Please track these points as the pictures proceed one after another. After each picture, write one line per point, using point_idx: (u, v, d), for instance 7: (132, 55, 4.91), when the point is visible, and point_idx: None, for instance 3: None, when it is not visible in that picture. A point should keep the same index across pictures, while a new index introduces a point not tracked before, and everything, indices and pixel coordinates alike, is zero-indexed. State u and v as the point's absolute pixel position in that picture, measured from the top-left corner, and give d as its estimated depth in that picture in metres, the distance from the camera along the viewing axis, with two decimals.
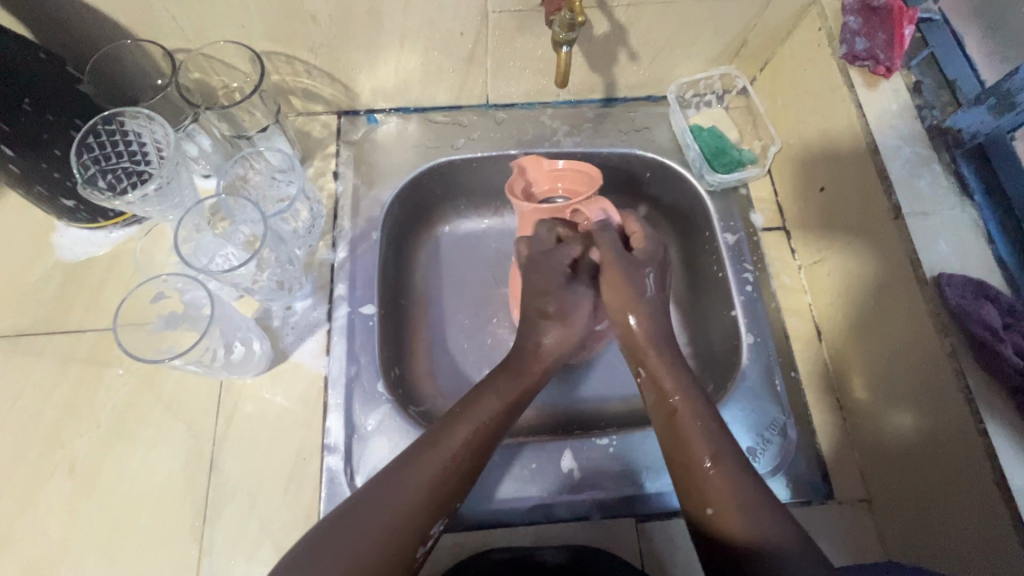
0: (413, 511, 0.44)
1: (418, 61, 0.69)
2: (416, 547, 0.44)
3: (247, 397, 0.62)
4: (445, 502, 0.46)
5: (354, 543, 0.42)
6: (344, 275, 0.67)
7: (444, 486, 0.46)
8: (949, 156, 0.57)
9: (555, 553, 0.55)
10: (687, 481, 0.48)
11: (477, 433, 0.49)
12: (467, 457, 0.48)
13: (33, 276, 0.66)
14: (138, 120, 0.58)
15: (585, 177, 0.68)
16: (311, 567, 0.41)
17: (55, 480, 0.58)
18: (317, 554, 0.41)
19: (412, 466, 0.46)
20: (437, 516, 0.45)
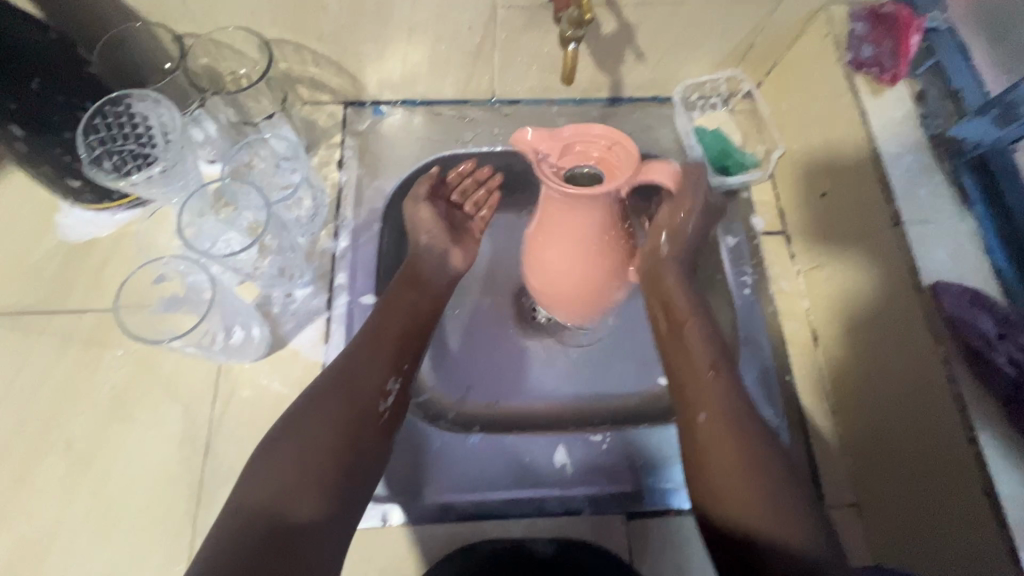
0: (364, 379, 0.52)
1: (425, 54, 0.69)
2: (377, 402, 0.52)
3: (245, 382, 0.63)
4: (390, 366, 0.54)
5: (320, 419, 0.49)
6: (344, 264, 0.68)
7: (383, 354, 0.54)
8: (950, 165, 0.57)
9: (546, 545, 0.57)
10: (698, 476, 0.50)
11: (412, 313, 0.58)
12: (394, 328, 0.57)
13: (37, 255, 0.66)
14: (145, 102, 0.58)
15: (619, 152, 0.48)
16: (292, 437, 0.48)
17: (53, 458, 0.59)
18: (293, 425, 0.49)
19: (361, 346, 0.55)
20: (390, 374, 0.54)
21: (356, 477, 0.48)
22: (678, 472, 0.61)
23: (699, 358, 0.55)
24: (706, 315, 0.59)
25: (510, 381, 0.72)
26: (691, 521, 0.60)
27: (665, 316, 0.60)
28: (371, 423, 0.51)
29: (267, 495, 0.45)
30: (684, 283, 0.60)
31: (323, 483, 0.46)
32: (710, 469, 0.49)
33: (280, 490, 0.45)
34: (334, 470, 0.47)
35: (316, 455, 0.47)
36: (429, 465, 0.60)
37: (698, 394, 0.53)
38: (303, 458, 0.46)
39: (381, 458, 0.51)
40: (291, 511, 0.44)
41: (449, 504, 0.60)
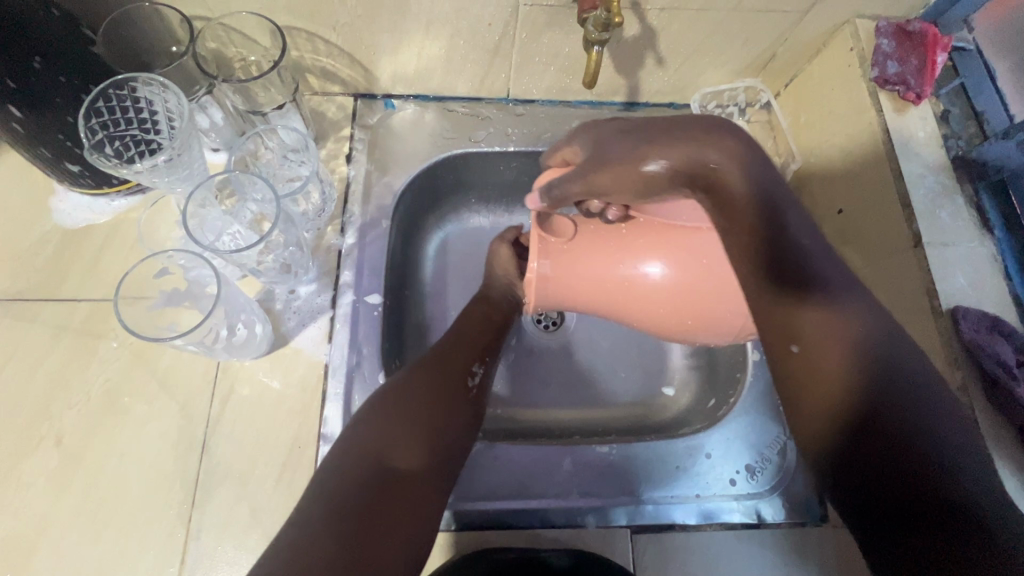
0: (455, 357, 0.55)
1: (442, 49, 0.67)
2: (466, 379, 0.55)
3: (244, 380, 0.61)
4: (476, 351, 0.57)
5: (420, 386, 0.52)
6: (350, 262, 0.66)
7: (467, 340, 0.58)
8: (972, 188, 0.57)
9: (562, 556, 0.55)
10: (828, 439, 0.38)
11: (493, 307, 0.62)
12: (477, 322, 0.60)
13: (29, 240, 0.64)
14: (150, 87, 0.54)
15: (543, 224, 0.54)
16: (392, 403, 0.50)
17: (40, 453, 0.56)
18: (392, 394, 0.51)
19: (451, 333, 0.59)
20: (478, 357, 0.57)
21: (449, 446, 0.50)
22: (683, 487, 0.61)
23: (828, 346, 0.38)
24: (796, 242, 0.39)
25: (515, 388, 0.72)
26: (696, 537, 0.59)
27: (744, 241, 0.39)
28: (460, 397, 0.53)
29: (370, 443, 0.47)
30: (748, 164, 0.38)
31: (421, 442, 0.49)
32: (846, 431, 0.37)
33: (380, 442, 0.47)
34: (433, 432, 0.50)
35: (417, 420, 0.50)
36: None
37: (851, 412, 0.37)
38: (396, 423, 0.49)
39: (467, 433, 0.53)
40: (393, 460, 0.47)
41: (452, 511, 0.58)
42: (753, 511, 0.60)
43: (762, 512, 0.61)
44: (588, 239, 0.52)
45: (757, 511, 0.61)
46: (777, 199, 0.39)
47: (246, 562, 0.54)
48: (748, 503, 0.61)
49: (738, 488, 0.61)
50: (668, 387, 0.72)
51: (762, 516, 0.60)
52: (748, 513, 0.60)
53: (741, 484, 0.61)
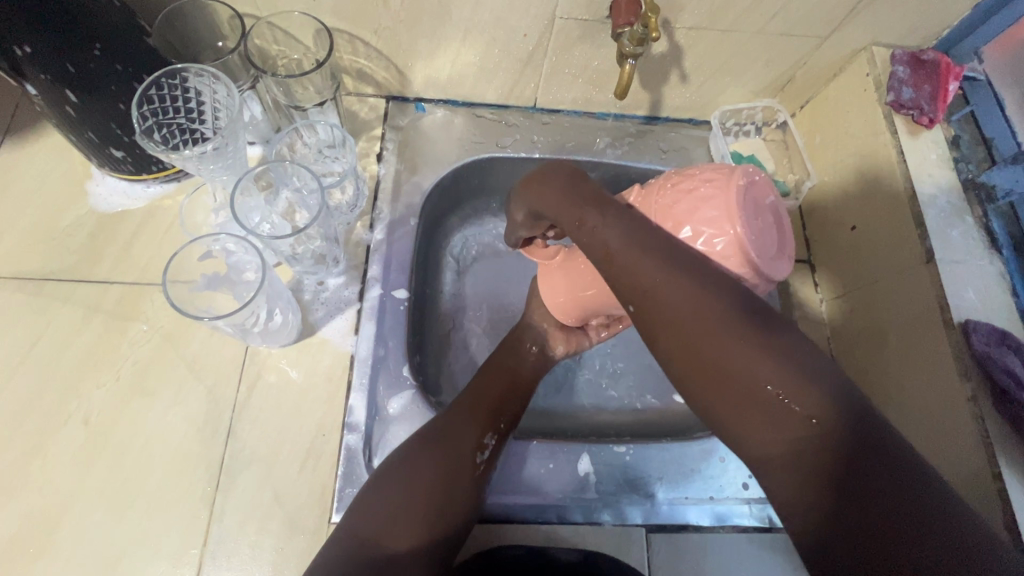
0: (459, 432, 0.55)
1: (476, 56, 0.70)
2: (474, 455, 0.55)
3: (270, 367, 0.62)
4: (486, 422, 0.57)
5: (420, 469, 0.52)
6: (379, 257, 0.68)
7: (482, 410, 0.57)
8: (981, 210, 0.60)
9: (569, 553, 0.57)
10: (726, 411, 0.38)
11: (506, 376, 0.61)
12: (494, 390, 0.59)
13: (65, 221, 0.65)
14: (202, 78, 0.56)
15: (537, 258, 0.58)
16: (392, 482, 0.52)
17: (67, 429, 0.57)
18: (391, 472, 0.53)
19: (466, 397, 0.59)
20: (489, 430, 0.56)
21: (449, 527, 0.51)
22: (696, 488, 0.62)
23: (681, 317, 0.39)
24: (628, 219, 0.42)
25: None
26: (710, 538, 0.60)
27: (581, 236, 0.44)
28: (467, 476, 0.53)
29: (372, 525, 0.49)
30: (559, 183, 0.46)
31: (422, 521, 0.50)
32: (724, 396, 0.38)
33: (382, 522, 0.49)
34: (433, 510, 0.51)
35: (417, 501, 0.51)
36: None
37: (735, 380, 0.37)
38: (399, 501, 0.50)
39: (471, 507, 0.53)
40: (386, 541, 0.48)
41: None
42: (764, 516, 0.62)
43: (773, 516, 0.62)
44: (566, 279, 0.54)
45: (769, 516, 0.62)
46: (592, 194, 0.45)
47: (268, 547, 0.55)
48: (760, 507, 0.62)
49: (750, 492, 0.62)
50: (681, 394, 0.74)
51: (773, 521, 0.62)
52: (760, 517, 0.62)
53: (754, 488, 0.63)
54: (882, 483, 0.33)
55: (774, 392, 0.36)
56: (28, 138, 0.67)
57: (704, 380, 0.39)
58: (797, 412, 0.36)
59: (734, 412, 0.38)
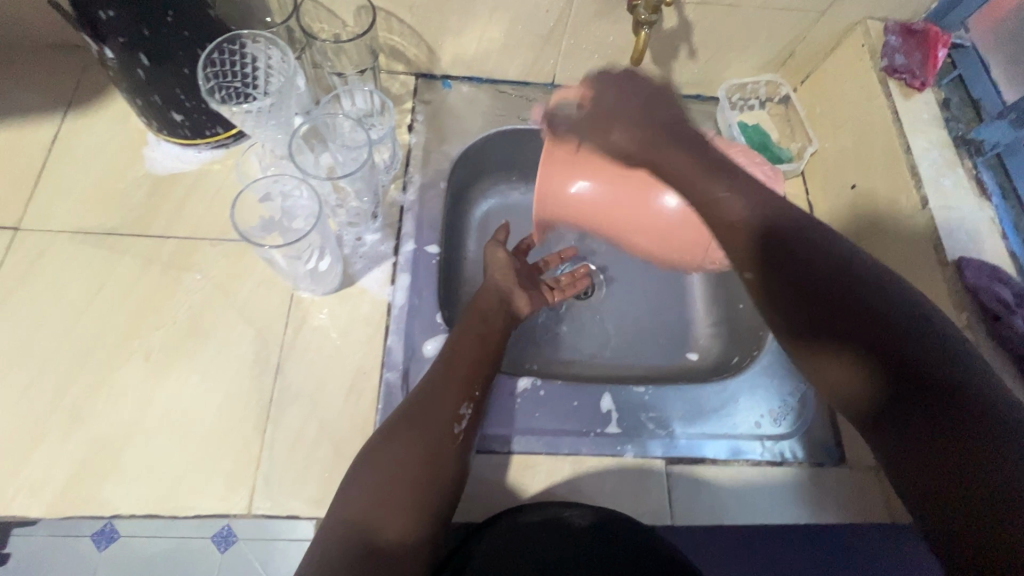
0: (436, 406, 0.56)
1: (501, 32, 0.75)
2: (453, 426, 0.56)
3: (313, 313, 0.66)
4: (461, 393, 0.58)
5: (400, 447, 0.53)
6: (412, 216, 0.73)
7: (457, 380, 0.59)
8: (972, 162, 0.65)
9: (581, 517, 0.56)
10: (817, 364, 0.45)
11: (478, 344, 0.63)
12: (466, 355, 0.61)
13: (124, 182, 0.71)
14: (258, 44, 0.62)
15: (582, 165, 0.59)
16: (373, 463, 0.52)
17: (130, 365, 0.62)
18: (373, 453, 0.53)
19: (439, 366, 0.61)
20: (464, 400, 0.58)
21: (438, 502, 0.52)
22: (711, 424, 0.67)
23: (767, 265, 0.47)
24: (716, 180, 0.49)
25: (554, 342, 0.80)
26: (726, 470, 0.64)
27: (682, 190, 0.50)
28: (448, 445, 0.55)
29: (362, 509, 0.50)
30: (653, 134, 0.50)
31: (410, 499, 0.51)
32: (816, 352, 0.45)
33: (371, 506, 0.50)
34: (417, 483, 0.52)
35: (401, 477, 0.52)
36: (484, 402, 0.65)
37: (821, 335, 0.44)
38: (385, 481, 0.51)
39: (459, 478, 0.54)
40: (381, 529, 0.49)
41: (503, 436, 0.63)
42: (778, 452, 0.66)
43: (785, 451, 0.66)
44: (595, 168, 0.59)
45: (782, 451, 0.66)
46: (674, 135, 0.50)
47: (315, 471, 0.59)
48: (774, 444, 0.66)
49: (763, 429, 0.67)
50: (693, 351, 0.81)
51: (786, 456, 0.66)
52: (774, 452, 0.66)
53: (766, 426, 0.67)
54: (945, 415, 0.37)
55: (840, 341, 0.43)
56: (91, 110, 0.74)
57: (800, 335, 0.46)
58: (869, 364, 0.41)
59: (819, 362, 0.45)
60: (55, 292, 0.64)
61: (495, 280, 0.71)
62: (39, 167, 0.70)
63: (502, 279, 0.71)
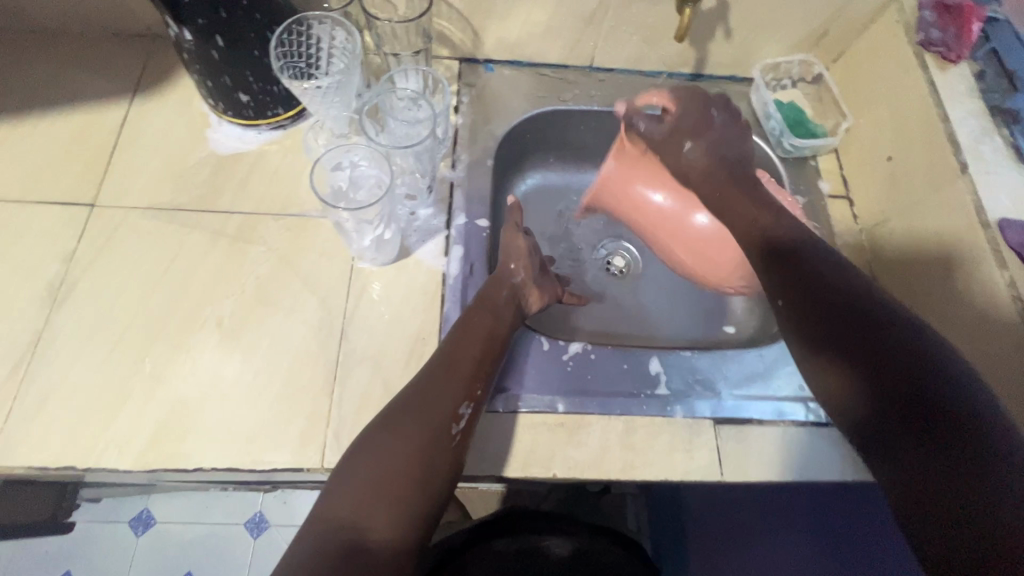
0: (435, 403, 0.55)
1: (544, 16, 0.79)
2: (450, 424, 0.54)
3: (373, 283, 0.70)
4: (463, 391, 0.57)
5: (397, 441, 0.52)
6: (461, 191, 0.76)
7: (459, 375, 0.58)
8: (1010, 129, 0.67)
9: (561, 547, 0.72)
10: (818, 380, 0.56)
11: (482, 339, 0.61)
12: (471, 350, 0.60)
13: (190, 162, 0.74)
14: (324, 25, 0.67)
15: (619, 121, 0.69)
16: (366, 455, 0.51)
17: (205, 330, 0.65)
18: (366, 445, 0.52)
19: (441, 356, 0.59)
20: (465, 399, 0.57)
21: (426, 504, 0.50)
22: (756, 387, 0.69)
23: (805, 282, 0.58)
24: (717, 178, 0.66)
25: (594, 316, 0.83)
26: (773, 430, 0.66)
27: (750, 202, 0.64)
28: (446, 443, 0.53)
29: (350, 508, 0.47)
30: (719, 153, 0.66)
31: (399, 498, 0.49)
32: (831, 378, 0.54)
33: (358, 506, 0.48)
34: (411, 482, 0.50)
35: (391, 471, 0.50)
36: (538, 365, 0.68)
37: (831, 369, 0.54)
38: (375, 476, 0.49)
39: (452, 480, 0.53)
40: (369, 530, 0.47)
41: (557, 396, 0.66)
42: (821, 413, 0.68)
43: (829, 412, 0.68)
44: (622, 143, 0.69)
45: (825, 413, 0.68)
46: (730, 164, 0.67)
47: None
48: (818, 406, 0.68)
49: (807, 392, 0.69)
50: (731, 324, 0.83)
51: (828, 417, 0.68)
52: (818, 414, 0.68)
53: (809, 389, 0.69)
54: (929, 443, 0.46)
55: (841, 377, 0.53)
56: (157, 95, 0.78)
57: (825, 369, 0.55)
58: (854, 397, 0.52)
59: (836, 388, 0.54)
60: (131, 263, 0.68)
61: (515, 267, 0.69)
62: (110, 147, 0.74)
63: (517, 264, 0.69)
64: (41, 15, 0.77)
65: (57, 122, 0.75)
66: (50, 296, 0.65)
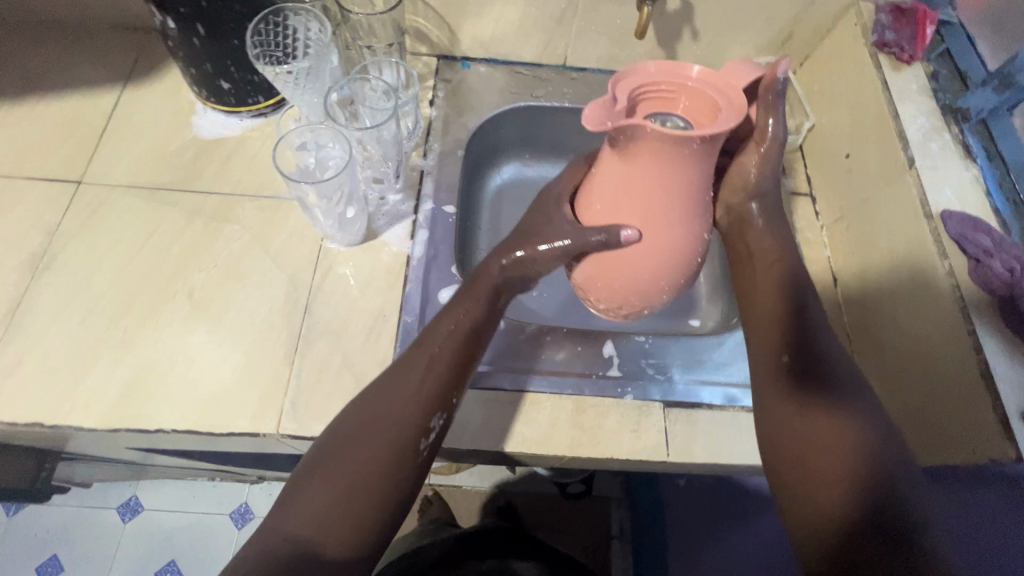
0: (405, 414, 0.52)
1: (516, 14, 0.82)
2: (419, 439, 0.52)
3: (339, 262, 0.73)
4: (437, 401, 0.54)
5: (367, 458, 0.50)
6: (431, 179, 0.79)
7: (432, 384, 0.54)
8: (959, 127, 0.69)
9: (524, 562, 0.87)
10: (799, 408, 0.52)
11: (457, 338, 0.57)
12: (452, 353, 0.56)
13: (174, 145, 0.78)
14: (299, 16, 0.71)
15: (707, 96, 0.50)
16: (331, 468, 0.49)
17: (175, 302, 0.68)
18: (331, 454, 0.50)
19: (422, 360, 0.55)
20: (437, 411, 0.53)
21: (386, 520, 0.49)
22: (708, 372, 0.71)
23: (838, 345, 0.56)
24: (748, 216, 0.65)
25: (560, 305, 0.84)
26: (722, 414, 0.67)
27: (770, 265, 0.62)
28: (412, 460, 0.51)
29: (309, 526, 0.47)
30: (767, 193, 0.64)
31: (361, 519, 0.48)
32: (817, 417, 0.51)
33: (318, 523, 0.47)
34: (376, 503, 0.49)
35: (353, 489, 0.49)
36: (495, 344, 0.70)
37: (825, 412, 0.51)
38: (336, 494, 0.48)
39: (411, 495, 0.51)
40: (327, 545, 0.47)
41: (510, 373, 0.68)
42: None
43: None
44: (711, 103, 0.50)
45: None
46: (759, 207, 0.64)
47: (337, 399, 0.64)
48: None
49: None
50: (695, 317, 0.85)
51: None
52: None
53: None
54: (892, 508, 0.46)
55: (839, 421, 0.50)
56: (147, 84, 0.82)
57: (814, 407, 0.51)
58: (843, 442, 0.49)
59: (821, 427, 0.50)
60: (112, 239, 0.71)
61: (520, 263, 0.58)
62: (99, 130, 0.78)
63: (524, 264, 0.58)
64: (47, 8, 0.82)
65: (52, 106, 0.79)
66: (34, 265, 0.69)
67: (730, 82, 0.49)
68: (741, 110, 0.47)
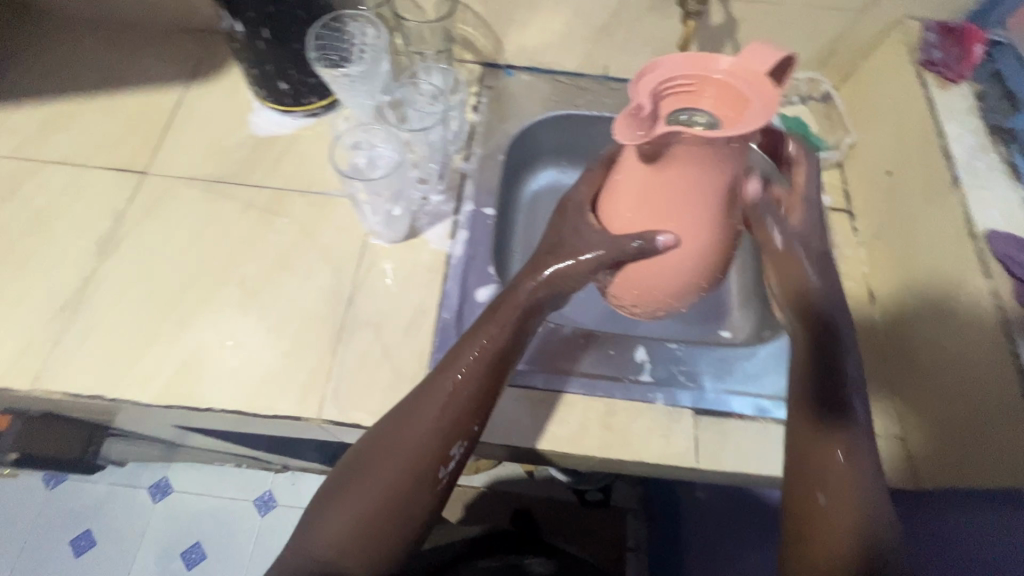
0: (426, 441, 0.52)
1: (562, 25, 0.85)
2: (438, 469, 0.52)
3: (382, 258, 0.75)
4: (460, 429, 0.53)
5: (389, 483, 0.51)
6: (471, 181, 0.81)
7: (454, 412, 0.53)
8: (1008, 148, 0.69)
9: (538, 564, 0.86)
10: (817, 453, 0.51)
11: (484, 364, 0.54)
12: (481, 381, 0.54)
13: (231, 141, 0.83)
14: (356, 24, 0.75)
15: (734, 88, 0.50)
16: (356, 488, 0.52)
17: (228, 288, 0.72)
18: (357, 473, 0.53)
19: (445, 384, 0.54)
20: (459, 438, 0.53)
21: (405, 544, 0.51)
22: (739, 382, 0.71)
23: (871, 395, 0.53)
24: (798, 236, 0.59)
25: (593, 310, 0.85)
26: (752, 424, 0.68)
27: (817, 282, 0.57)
28: (431, 487, 0.52)
29: (333, 546, 0.50)
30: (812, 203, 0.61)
31: (382, 543, 0.51)
32: (835, 471, 0.50)
33: (340, 543, 0.50)
34: (394, 528, 0.51)
35: (374, 512, 0.50)
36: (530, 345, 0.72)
37: (847, 470, 0.50)
38: (358, 518, 0.50)
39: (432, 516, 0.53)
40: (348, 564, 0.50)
41: (543, 372, 0.69)
42: None
43: None
44: (734, 96, 0.51)
45: None
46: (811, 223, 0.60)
47: (376, 389, 0.66)
48: None
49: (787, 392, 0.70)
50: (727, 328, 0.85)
51: None
52: None
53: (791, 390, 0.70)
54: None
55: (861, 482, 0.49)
56: (209, 83, 0.87)
57: (833, 461, 0.50)
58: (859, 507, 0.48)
59: (841, 484, 0.49)
60: (171, 227, 0.76)
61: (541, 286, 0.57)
62: (164, 125, 0.83)
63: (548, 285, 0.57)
64: (120, 9, 0.88)
65: (122, 101, 0.85)
66: (101, 247, 0.74)
67: (752, 73, 0.50)
68: (768, 101, 0.47)
